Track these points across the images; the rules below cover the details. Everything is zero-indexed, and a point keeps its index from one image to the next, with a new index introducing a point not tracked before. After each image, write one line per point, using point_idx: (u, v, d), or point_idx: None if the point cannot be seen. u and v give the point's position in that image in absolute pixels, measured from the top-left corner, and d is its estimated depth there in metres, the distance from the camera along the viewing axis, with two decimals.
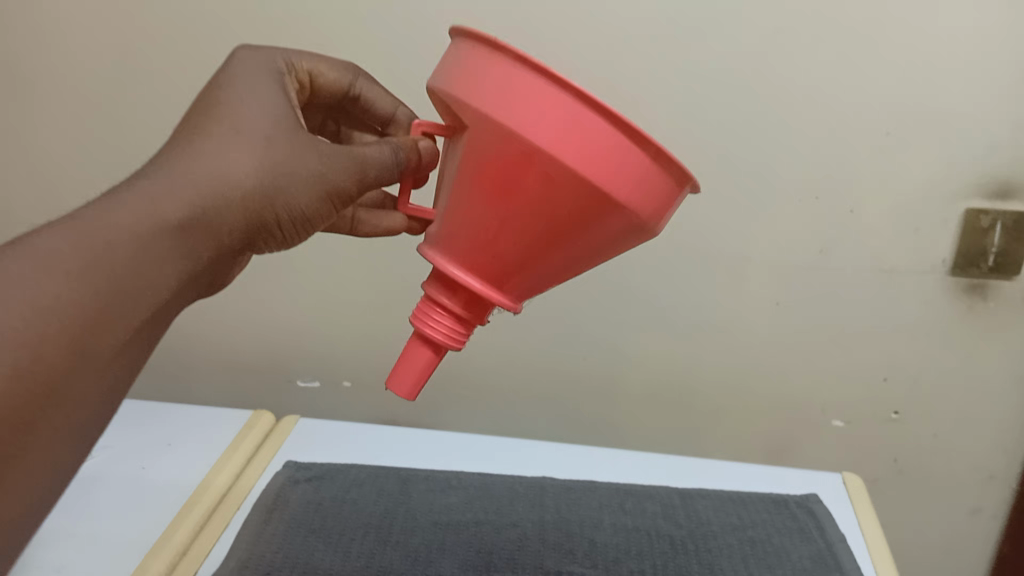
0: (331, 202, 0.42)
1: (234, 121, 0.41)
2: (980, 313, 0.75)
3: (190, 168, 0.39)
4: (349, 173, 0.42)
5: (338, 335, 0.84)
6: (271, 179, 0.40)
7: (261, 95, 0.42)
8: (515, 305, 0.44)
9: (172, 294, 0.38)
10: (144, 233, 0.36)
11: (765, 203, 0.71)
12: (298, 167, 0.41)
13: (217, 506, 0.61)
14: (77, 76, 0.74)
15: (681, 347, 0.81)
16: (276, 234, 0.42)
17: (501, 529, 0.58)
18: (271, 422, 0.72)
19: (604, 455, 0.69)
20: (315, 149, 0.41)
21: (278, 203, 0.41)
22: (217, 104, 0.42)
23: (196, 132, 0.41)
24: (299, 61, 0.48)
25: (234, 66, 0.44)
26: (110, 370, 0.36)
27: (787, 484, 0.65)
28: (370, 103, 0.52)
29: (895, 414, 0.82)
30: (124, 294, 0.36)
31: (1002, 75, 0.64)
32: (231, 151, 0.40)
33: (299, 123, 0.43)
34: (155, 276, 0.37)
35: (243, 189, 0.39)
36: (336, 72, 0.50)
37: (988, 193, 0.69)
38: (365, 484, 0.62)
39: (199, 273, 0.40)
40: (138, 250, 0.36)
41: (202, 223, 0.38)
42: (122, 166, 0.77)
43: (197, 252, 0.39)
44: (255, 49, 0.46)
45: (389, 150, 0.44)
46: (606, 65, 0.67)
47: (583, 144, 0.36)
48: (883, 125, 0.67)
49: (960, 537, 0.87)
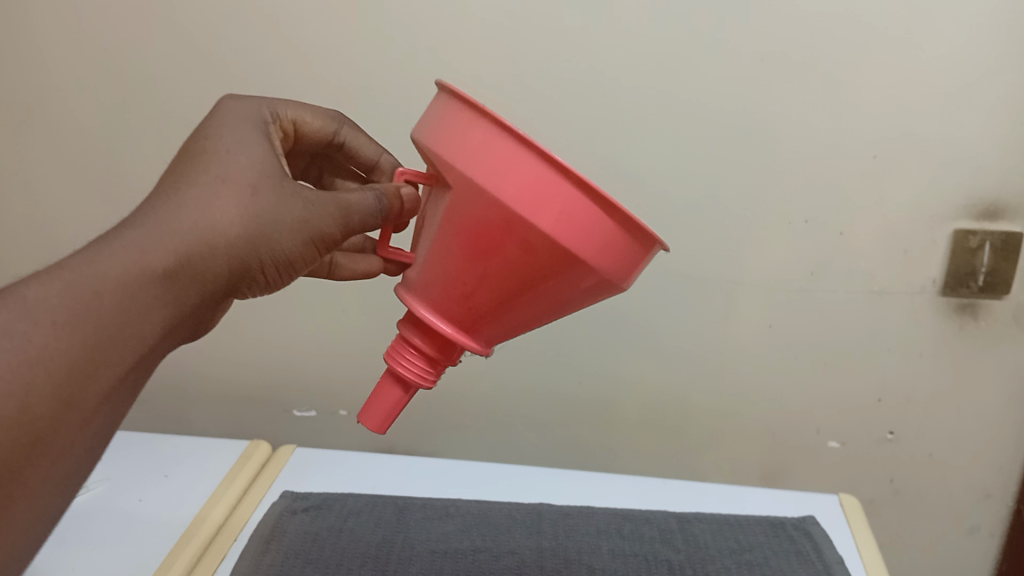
0: (314, 247, 0.42)
1: (220, 168, 0.40)
2: (971, 332, 0.75)
3: (176, 217, 0.39)
4: (334, 219, 0.42)
5: (335, 365, 0.84)
6: (256, 227, 0.39)
7: (247, 141, 0.42)
8: (484, 349, 0.45)
9: (154, 342, 0.38)
10: (130, 283, 0.37)
11: (757, 228, 0.72)
12: (283, 214, 0.40)
13: (213, 538, 0.60)
14: (69, 112, 0.74)
15: (675, 371, 0.81)
16: (260, 280, 0.42)
17: (498, 556, 0.58)
18: (267, 452, 0.72)
19: (602, 481, 0.69)
20: (300, 197, 0.41)
21: (263, 249, 0.40)
22: (204, 152, 0.41)
23: (181, 179, 0.40)
24: (285, 111, 0.48)
25: (218, 115, 0.44)
26: (89, 423, 0.36)
27: (783, 506, 0.66)
28: (354, 150, 0.52)
29: (890, 434, 0.82)
30: (107, 345, 0.36)
31: (986, 97, 0.65)
32: (216, 200, 0.39)
33: (283, 171, 0.42)
34: (139, 324, 0.37)
35: (227, 238, 0.39)
36: (322, 120, 0.50)
37: (975, 214, 0.70)
38: (362, 514, 0.62)
39: (182, 318, 0.40)
40: (123, 300, 0.36)
41: (186, 271, 0.38)
42: (118, 200, 0.78)
43: (180, 300, 0.39)
44: (243, 98, 0.46)
45: (373, 197, 0.44)
46: (598, 94, 0.68)
47: (554, 209, 0.37)
48: (870, 149, 0.68)
49: (959, 555, 0.88)
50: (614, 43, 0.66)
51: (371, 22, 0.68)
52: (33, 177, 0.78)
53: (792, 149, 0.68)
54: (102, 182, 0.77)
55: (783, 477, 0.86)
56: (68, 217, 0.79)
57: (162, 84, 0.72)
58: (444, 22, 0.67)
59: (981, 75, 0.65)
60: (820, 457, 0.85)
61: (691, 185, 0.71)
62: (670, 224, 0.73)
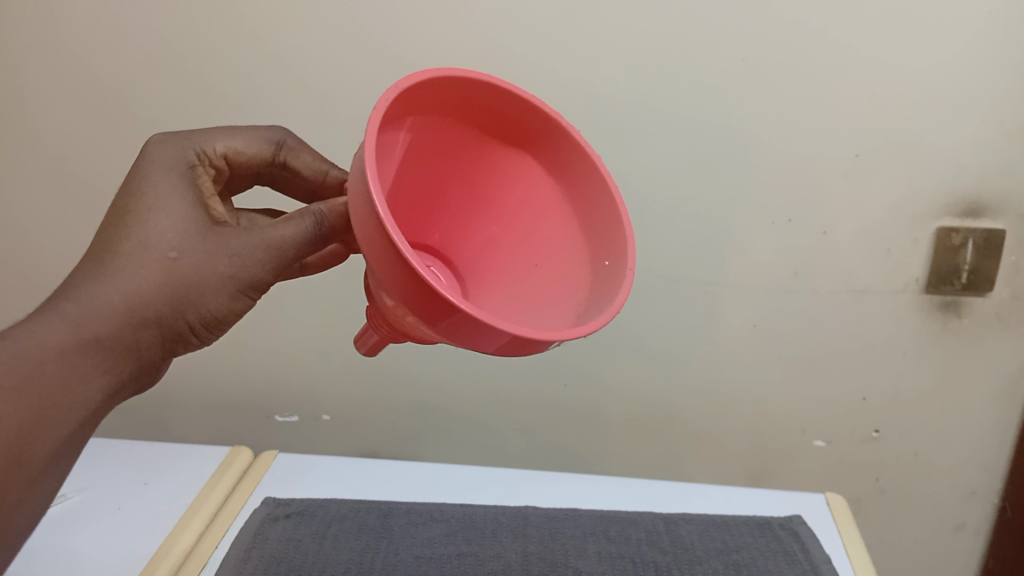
0: (244, 296, 0.42)
1: (140, 234, 0.40)
2: (955, 330, 0.75)
3: (106, 284, 0.39)
4: (262, 264, 0.42)
5: (319, 371, 0.83)
6: (182, 286, 0.40)
7: (168, 198, 0.42)
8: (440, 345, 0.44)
9: (98, 407, 0.39)
10: (68, 351, 0.37)
11: (740, 230, 0.72)
12: (209, 271, 0.41)
13: (192, 547, 0.59)
14: (42, 121, 0.73)
15: (661, 374, 0.81)
16: (193, 339, 0.42)
17: (484, 561, 0.57)
18: (249, 458, 0.70)
19: (589, 482, 0.69)
20: (226, 249, 0.41)
21: (192, 308, 0.41)
22: (127, 211, 0.41)
23: (105, 245, 0.41)
24: (211, 147, 0.46)
25: (135, 170, 0.43)
26: (44, 478, 0.37)
27: (769, 505, 0.65)
28: (298, 171, 0.50)
29: (875, 433, 0.82)
30: (50, 416, 0.36)
31: (966, 97, 0.65)
32: (143, 263, 0.40)
33: (208, 221, 0.42)
34: (81, 391, 0.38)
35: (154, 302, 0.40)
36: (256, 146, 0.48)
37: (957, 212, 0.70)
38: (345, 519, 0.61)
39: (122, 380, 0.40)
40: (59, 374, 0.37)
41: (115, 340, 0.39)
42: (95, 206, 0.77)
43: (116, 366, 0.39)
44: (165, 141, 0.45)
45: (310, 221, 0.42)
46: (579, 98, 0.67)
47: (411, 301, 0.35)
48: (851, 149, 0.68)
49: (944, 552, 0.88)
50: (594, 47, 0.65)
51: (349, 26, 0.66)
52: (8, 189, 0.77)
53: (775, 152, 0.68)
54: (78, 192, 0.76)
55: (771, 479, 0.86)
56: (46, 229, 0.78)
57: (137, 90, 0.71)
58: (423, 24, 0.66)
59: (962, 74, 0.64)
60: (807, 457, 0.85)
61: (675, 186, 0.70)
62: (654, 226, 0.72)
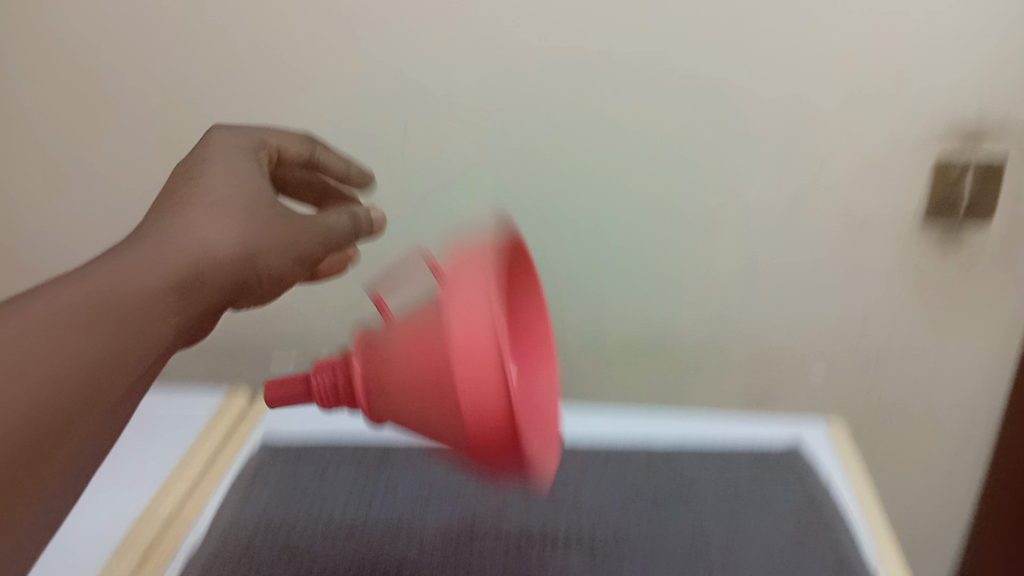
0: (299, 265, 0.45)
1: (204, 195, 0.42)
2: (953, 259, 0.74)
3: (181, 231, 0.39)
4: (314, 240, 0.46)
5: (302, 317, 0.81)
6: (255, 242, 0.41)
7: (231, 173, 0.44)
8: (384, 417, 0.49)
9: (173, 345, 0.37)
10: (151, 285, 0.36)
11: (737, 157, 0.70)
12: (274, 235, 0.43)
13: (186, 493, 0.56)
14: (13, 55, 0.70)
15: (654, 310, 0.79)
16: (254, 296, 0.43)
17: (485, 491, 0.56)
18: (245, 399, 0.68)
19: (583, 419, 0.66)
20: (284, 220, 0.44)
21: (262, 265, 0.42)
22: (192, 181, 0.43)
23: (173, 204, 0.42)
24: (267, 139, 0.50)
25: (192, 160, 0.46)
26: (121, 407, 0.34)
27: (765, 431, 0.61)
28: (328, 167, 0.54)
29: (873, 363, 0.80)
30: (128, 341, 0.34)
31: (966, 13, 0.64)
32: (215, 218, 0.40)
33: (267, 194, 0.44)
34: (161, 325, 0.36)
35: (229, 251, 0.40)
36: (297, 144, 0.52)
37: (957, 140, 0.69)
38: (339, 463, 0.59)
39: (194, 326, 0.39)
40: (139, 301, 0.35)
41: (193, 274, 0.38)
42: (68, 151, 0.74)
43: (193, 306, 0.38)
44: (224, 133, 0.49)
45: (349, 221, 0.49)
46: (569, 23, 0.66)
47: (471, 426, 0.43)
48: (851, 68, 0.66)
49: (940, 487, 0.87)
50: None
51: None
52: None
53: (771, 70, 0.67)
54: (56, 168, 0.75)
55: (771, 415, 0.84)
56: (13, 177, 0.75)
57: (117, 22, 0.69)
58: None
59: None
60: (811, 392, 0.82)
61: (670, 111, 0.69)
62: (646, 155, 0.71)
